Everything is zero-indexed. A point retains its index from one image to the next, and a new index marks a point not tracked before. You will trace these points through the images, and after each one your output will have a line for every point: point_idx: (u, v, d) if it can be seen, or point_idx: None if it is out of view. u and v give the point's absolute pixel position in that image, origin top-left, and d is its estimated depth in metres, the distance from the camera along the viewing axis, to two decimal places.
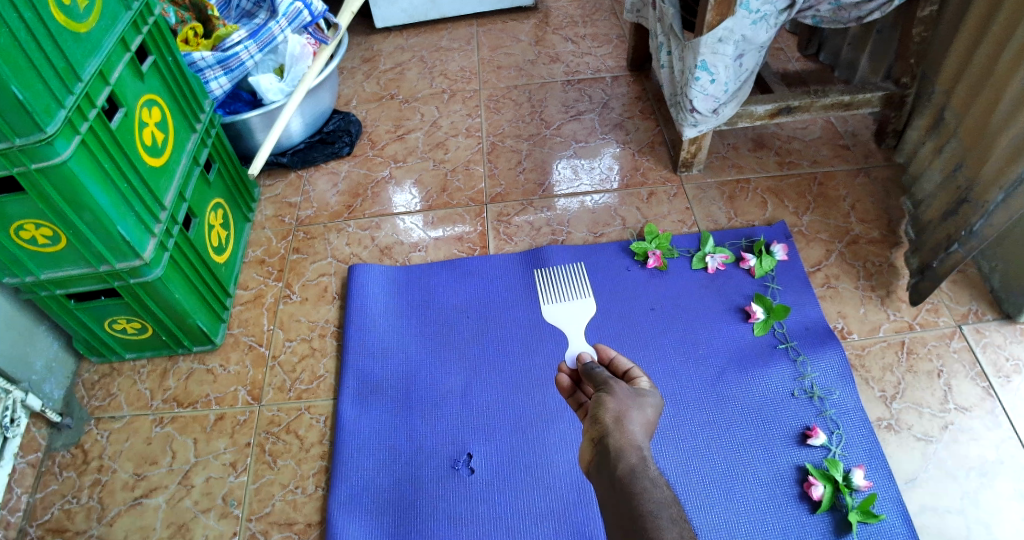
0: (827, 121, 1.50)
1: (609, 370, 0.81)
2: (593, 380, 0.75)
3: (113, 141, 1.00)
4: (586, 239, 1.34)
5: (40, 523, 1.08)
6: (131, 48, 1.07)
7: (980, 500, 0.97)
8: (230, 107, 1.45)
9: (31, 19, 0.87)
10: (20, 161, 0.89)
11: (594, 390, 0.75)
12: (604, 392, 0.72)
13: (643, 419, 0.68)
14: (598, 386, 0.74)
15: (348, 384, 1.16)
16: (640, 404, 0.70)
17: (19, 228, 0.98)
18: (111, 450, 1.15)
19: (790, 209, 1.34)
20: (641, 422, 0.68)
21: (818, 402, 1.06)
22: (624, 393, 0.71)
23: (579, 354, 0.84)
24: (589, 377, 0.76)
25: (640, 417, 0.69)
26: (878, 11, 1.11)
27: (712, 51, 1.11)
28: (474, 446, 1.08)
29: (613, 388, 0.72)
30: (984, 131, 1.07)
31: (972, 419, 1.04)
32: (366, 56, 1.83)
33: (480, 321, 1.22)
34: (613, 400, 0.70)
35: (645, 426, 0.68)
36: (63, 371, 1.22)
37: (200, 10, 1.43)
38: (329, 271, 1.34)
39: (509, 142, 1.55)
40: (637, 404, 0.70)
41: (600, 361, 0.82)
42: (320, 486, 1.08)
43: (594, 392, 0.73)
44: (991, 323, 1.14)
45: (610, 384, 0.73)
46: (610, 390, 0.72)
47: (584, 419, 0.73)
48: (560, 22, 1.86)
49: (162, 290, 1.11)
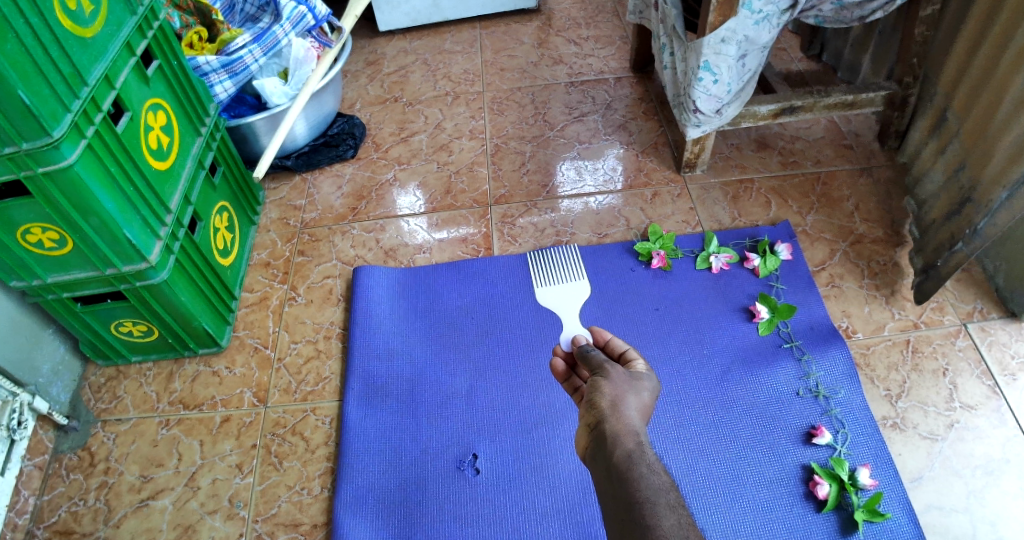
0: (830, 121, 1.50)
1: (604, 353, 0.82)
2: (589, 363, 0.76)
3: (119, 145, 1.01)
4: (590, 240, 1.34)
5: (47, 525, 1.08)
6: (136, 52, 1.08)
7: (986, 499, 0.97)
8: (235, 111, 1.46)
9: (38, 25, 0.88)
10: (27, 165, 0.90)
11: (590, 372, 0.76)
12: (600, 375, 0.73)
13: (639, 404, 0.69)
14: (594, 370, 0.75)
15: (354, 386, 1.16)
16: (636, 388, 0.71)
17: (25, 232, 0.98)
18: (117, 452, 1.15)
19: (793, 209, 1.34)
20: (637, 406, 0.69)
21: (824, 401, 1.06)
22: (620, 377, 0.72)
23: (574, 338, 0.84)
24: (585, 359, 0.77)
25: (636, 401, 0.69)
26: (880, 11, 1.11)
27: (715, 51, 1.11)
28: (479, 447, 1.08)
29: (608, 372, 0.73)
30: (984, 130, 1.07)
31: (978, 418, 1.04)
32: (370, 60, 1.84)
33: (485, 322, 1.22)
34: (608, 384, 0.71)
35: (640, 409, 0.69)
36: (70, 374, 1.23)
37: (204, 14, 1.44)
38: (334, 273, 1.35)
39: (513, 144, 1.55)
40: (633, 389, 0.71)
41: (596, 344, 0.84)
42: (325, 487, 1.08)
43: (589, 377, 0.74)
44: (997, 321, 1.14)
45: (605, 368, 0.74)
46: (606, 374, 0.72)
47: (581, 404, 0.74)
48: (563, 24, 1.87)
49: (168, 293, 1.12)
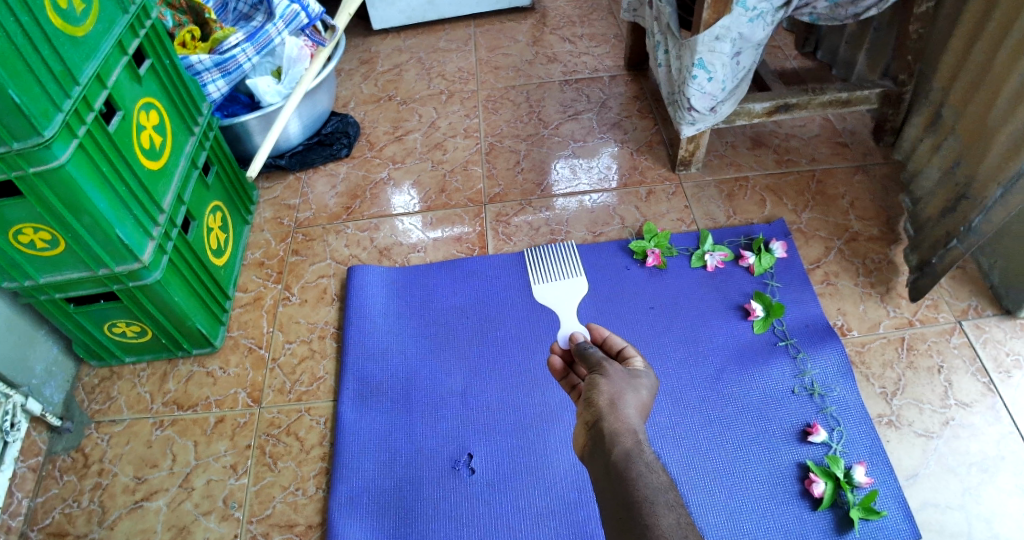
0: (824, 118, 1.50)
1: (602, 350, 0.82)
2: (587, 360, 0.76)
3: (111, 144, 1.00)
4: (584, 238, 1.34)
5: (40, 527, 1.08)
6: (128, 51, 1.07)
7: (981, 496, 0.97)
8: (228, 109, 1.45)
9: (28, 23, 0.87)
10: (18, 165, 0.89)
11: (587, 370, 0.76)
12: (598, 373, 0.73)
13: (637, 401, 0.69)
14: (592, 368, 0.74)
15: (348, 386, 1.16)
16: (634, 386, 0.71)
17: (17, 232, 0.98)
18: (111, 453, 1.15)
19: (788, 207, 1.34)
20: (636, 404, 0.69)
21: (819, 398, 1.06)
22: (618, 374, 0.72)
23: (572, 335, 0.84)
24: (583, 356, 0.77)
25: (635, 399, 0.69)
26: (875, 8, 1.11)
27: (709, 49, 1.11)
28: (474, 446, 1.08)
29: (606, 370, 0.72)
30: (981, 127, 1.07)
31: (973, 415, 1.04)
32: (364, 58, 1.84)
33: (479, 322, 1.22)
34: (606, 382, 0.71)
35: (639, 407, 0.69)
36: (64, 375, 1.22)
37: (197, 12, 1.43)
38: (328, 272, 1.34)
39: (507, 142, 1.55)
40: (631, 387, 0.71)
41: (593, 341, 0.84)
42: (320, 488, 1.08)
43: (588, 374, 0.73)
44: (991, 318, 1.14)
45: (603, 366, 0.73)
46: (604, 372, 0.72)
47: (578, 401, 0.74)
48: (558, 22, 1.86)
49: (161, 293, 1.11)
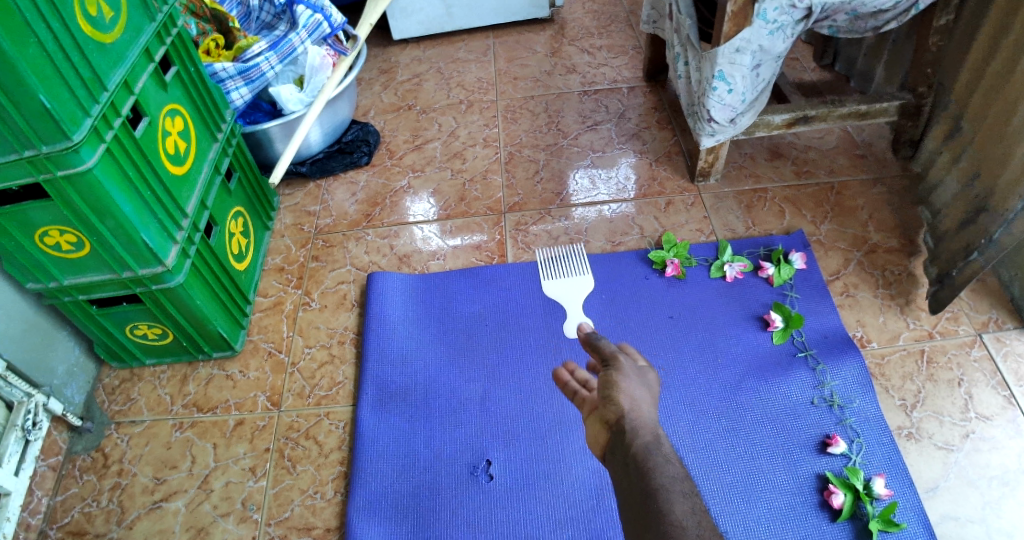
0: (843, 131, 1.51)
1: None
2: (599, 352, 0.76)
3: (137, 149, 1.02)
4: (603, 248, 1.34)
5: (60, 526, 1.09)
6: (155, 58, 1.09)
7: (1002, 509, 0.96)
8: (251, 117, 1.47)
9: (58, 30, 0.89)
10: (46, 168, 0.91)
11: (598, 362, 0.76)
12: (614, 366, 0.73)
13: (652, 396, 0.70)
14: (606, 360, 0.74)
15: (367, 391, 1.16)
16: (647, 381, 0.72)
17: (44, 234, 1.00)
18: (131, 454, 1.16)
19: (807, 218, 1.34)
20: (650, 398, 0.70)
21: (838, 410, 1.06)
22: (630, 368, 0.73)
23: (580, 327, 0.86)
24: (595, 348, 0.77)
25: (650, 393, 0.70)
26: (895, 21, 1.12)
27: (729, 61, 1.12)
28: (493, 453, 1.08)
29: (621, 364, 0.73)
30: (999, 140, 1.07)
31: (993, 428, 1.04)
32: (384, 68, 1.86)
33: (498, 329, 1.22)
34: (623, 376, 0.71)
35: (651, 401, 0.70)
36: (85, 376, 1.23)
37: (221, 22, 1.46)
38: (348, 278, 1.36)
39: (526, 152, 1.56)
40: (645, 382, 0.71)
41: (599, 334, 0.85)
42: (339, 491, 1.08)
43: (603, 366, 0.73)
44: (1012, 332, 1.14)
45: (616, 359, 0.74)
46: (618, 366, 0.73)
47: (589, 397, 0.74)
48: (576, 33, 1.88)
49: (183, 296, 1.12)
